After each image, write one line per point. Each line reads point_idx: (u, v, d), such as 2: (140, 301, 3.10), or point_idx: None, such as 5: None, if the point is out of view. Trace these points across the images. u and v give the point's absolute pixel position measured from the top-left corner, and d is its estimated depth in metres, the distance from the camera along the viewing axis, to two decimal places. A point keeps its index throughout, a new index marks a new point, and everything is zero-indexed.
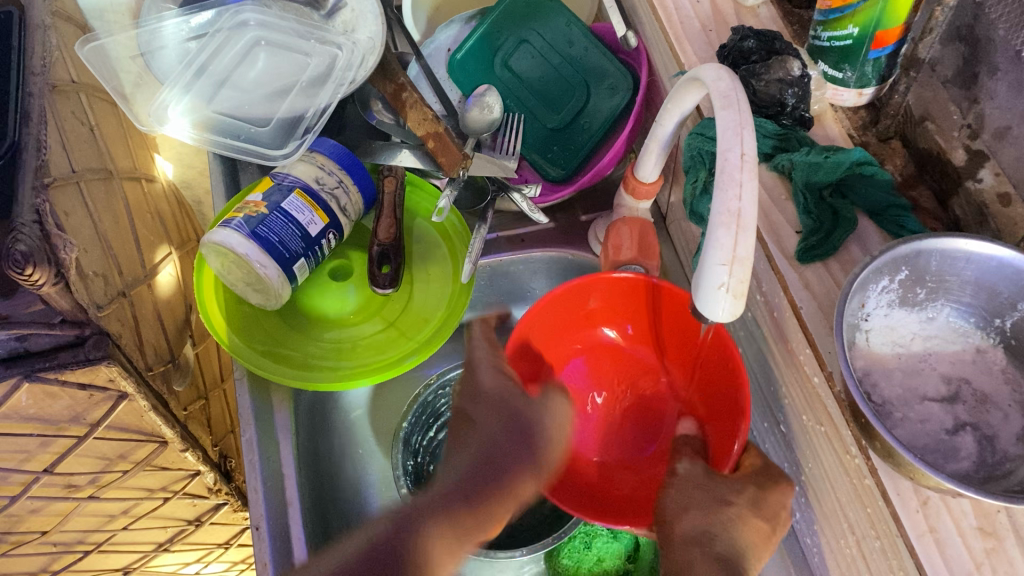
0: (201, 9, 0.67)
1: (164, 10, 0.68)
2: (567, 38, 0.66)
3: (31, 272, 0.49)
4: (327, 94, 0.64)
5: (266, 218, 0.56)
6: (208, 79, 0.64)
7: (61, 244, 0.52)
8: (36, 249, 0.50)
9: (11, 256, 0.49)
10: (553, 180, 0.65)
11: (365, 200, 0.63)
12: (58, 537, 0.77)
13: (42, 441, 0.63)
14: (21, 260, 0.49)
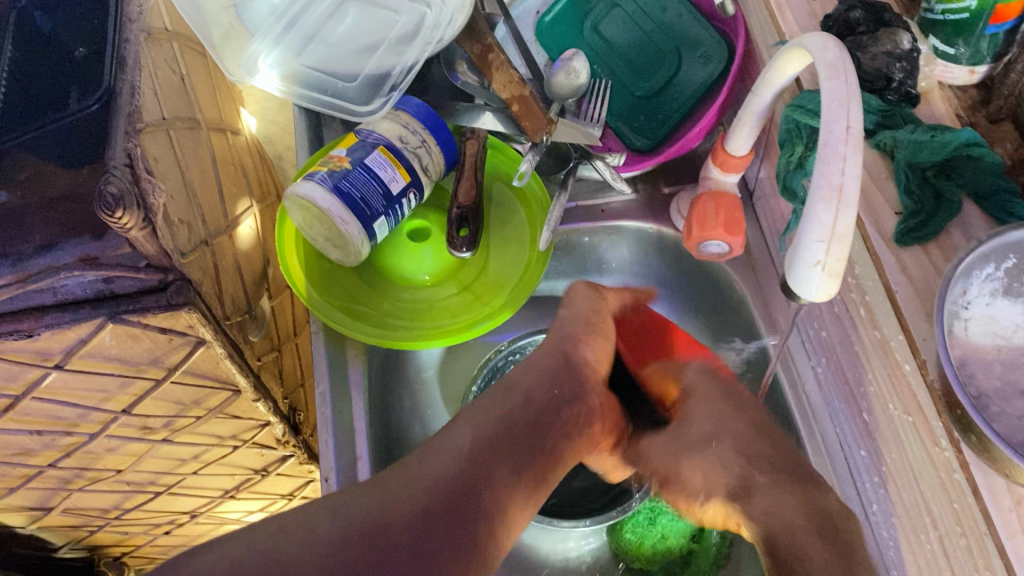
0: None
1: None
2: (661, 4, 0.65)
3: (120, 215, 0.51)
4: (414, 52, 0.64)
5: (350, 173, 0.57)
6: (298, 33, 0.65)
7: (150, 188, 0.53)
8: (127, 193, 0.51)
9: (103, 197, 0.50)
10: (638, 150, 0.63)
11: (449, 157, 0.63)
12: (132, 476, 0.82)
13: (122, 382, 0.65)
14: (113, 202, 0.50)
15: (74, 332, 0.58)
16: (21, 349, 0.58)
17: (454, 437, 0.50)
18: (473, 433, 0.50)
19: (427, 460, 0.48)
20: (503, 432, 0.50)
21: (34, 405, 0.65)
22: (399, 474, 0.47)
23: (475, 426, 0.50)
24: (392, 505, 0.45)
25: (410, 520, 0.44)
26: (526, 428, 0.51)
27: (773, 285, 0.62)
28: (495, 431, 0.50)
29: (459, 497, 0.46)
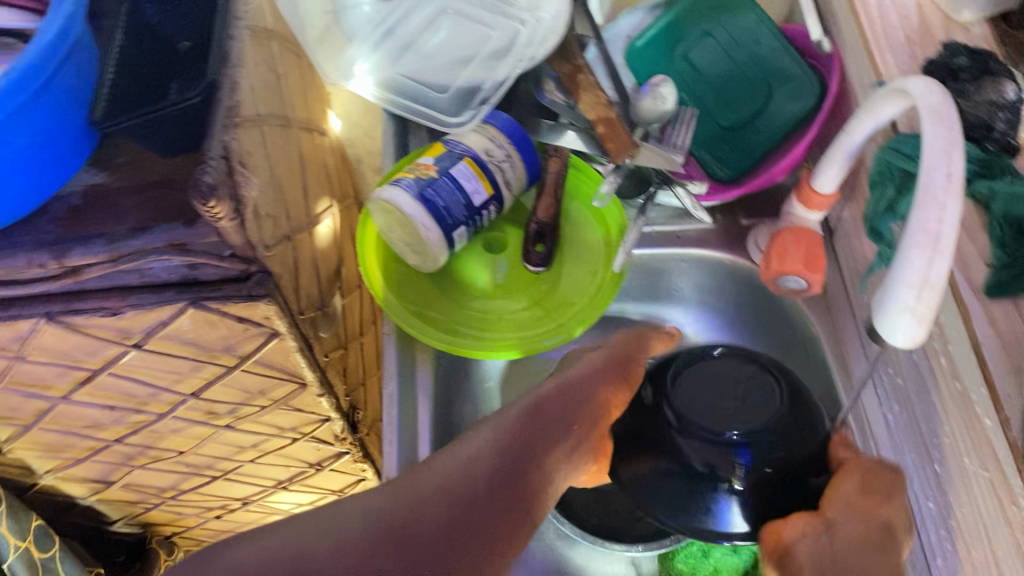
0: None
1: None
2: (755, 36, 0.65)
3: (213, 205, 0.52)
4: (507, 68, 0.63)
5: (435, 181, 0.58)
6: (395, 43, 0.67)
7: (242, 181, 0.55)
8: (220, 183, 0.53)
9: (199, 186, 0.52)
10: (720, 181, 0.64)
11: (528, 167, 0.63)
12: (192, 459, 0.84)
13: (195, 366, 0.67)
14: (207, 192, 0.52)
15: (156, 313, 0.60)
16: (104, 325, 0.61)
17: (476, 442, 0.50)
18: (500, 441, 0.50)
19: (457, 467, 0.49)
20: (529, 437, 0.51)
21: (109, 380, 0.68)
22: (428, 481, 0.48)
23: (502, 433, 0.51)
24: (420, 514, 0.47)
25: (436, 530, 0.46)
26: (552, 436, 0.51)
27: (846, 324, 0.61)
28: (517, 437, 0.50)
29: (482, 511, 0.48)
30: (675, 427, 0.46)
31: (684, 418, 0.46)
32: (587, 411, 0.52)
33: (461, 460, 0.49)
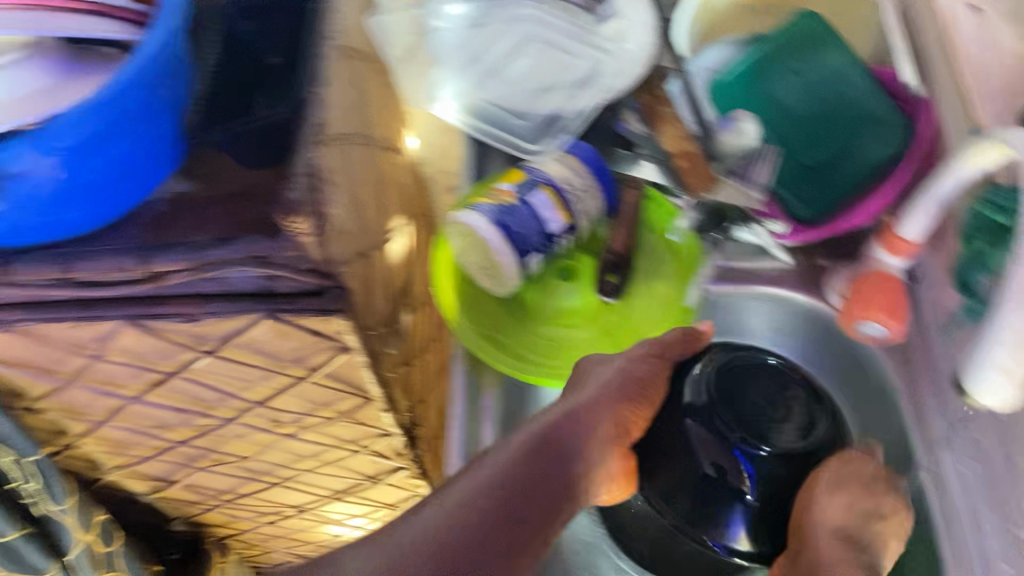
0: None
1: None
2: (840, 75, 0.71)
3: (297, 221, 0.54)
4: (587, 99, 0.72)
5: (514, 208, 0.58)
6: (481, 68, 0.73)
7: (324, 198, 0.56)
8: (305, 201, 0.55)
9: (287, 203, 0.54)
10: (803, 219, 0.69)
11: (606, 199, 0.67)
12: (253, 464, 0.85)
13: (264, 375, 0.69)
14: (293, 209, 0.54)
15: (231, 321, 0.61)
16: (180, 330, 0.62)
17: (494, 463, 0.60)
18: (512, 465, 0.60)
19: (477, 495, 0.58)
20: (545, 457, 0.60)
21: (180, 383, 0.69)
22: (443, 528, 0.56)
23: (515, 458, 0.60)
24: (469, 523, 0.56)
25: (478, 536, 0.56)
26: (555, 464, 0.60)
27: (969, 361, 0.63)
28: (523, 462, 0.60)
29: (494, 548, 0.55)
30: (695, 439, 0.63)
31: (702, 441, 0.62)
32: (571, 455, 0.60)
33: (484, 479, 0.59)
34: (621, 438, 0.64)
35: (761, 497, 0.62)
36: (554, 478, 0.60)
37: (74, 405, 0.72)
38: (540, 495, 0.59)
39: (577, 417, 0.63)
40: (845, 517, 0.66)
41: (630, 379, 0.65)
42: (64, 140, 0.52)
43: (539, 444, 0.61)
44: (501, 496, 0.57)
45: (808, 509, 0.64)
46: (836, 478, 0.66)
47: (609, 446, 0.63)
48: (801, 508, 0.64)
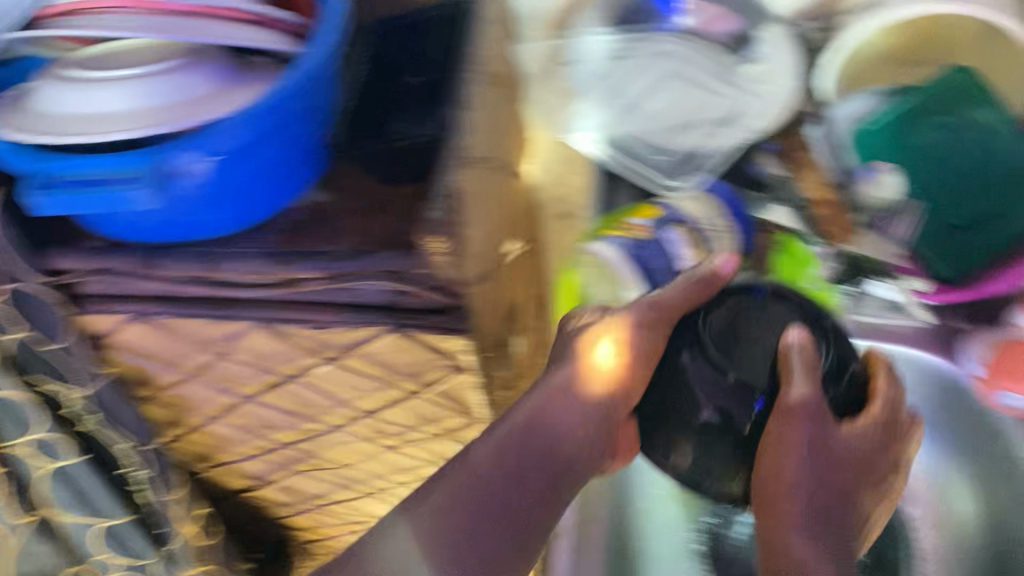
0: (628, 26, 0.73)
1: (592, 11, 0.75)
2: (995, 132, 0.67)
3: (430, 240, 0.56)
4: (722, 138, 0.73)
5: (646, 243, 0.71)
6: (622, 101, 0.75)
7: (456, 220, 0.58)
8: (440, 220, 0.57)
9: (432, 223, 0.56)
10: (943, 279, 0.71)
11: (745, 242, 0.72)
12: (350, 473, 0.87)
13: (376, 386, 0.70)
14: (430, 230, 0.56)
15: (356, 330, 0.62)
16: (307, 335, 0.64)
17: (480, 450, 0.61)
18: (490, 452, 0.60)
19: (467, 494, 0.59)
20: (528, 448, 0.61)
21: (294, 386, 0.71)
22: (443, 515, 0.58)
23: (491, 445, 0.61)
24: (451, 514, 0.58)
25: (467, 526, 0.58)
26: (531, 448, 0.61)
27: None
28: (505, 448, 0.60)
29: (503, 526, 0.59)
30: (693, 377, 0.58)
31: (699, 380, 0.57)
32: (542, 437, 0.61)
33: (463, 471, 0.60)
34: (603, 425, 0.63)
35: (749, 440, 0.57)
36: (545, 462, 0.61)
37: (188, 399, 0.74)
38: (540, 483, 0.61)
39: (561, 409, 0.62)
40: (823, 476, 0.54)
41: (629, 365, 0.62)
42: (225, 143, 0.55)
43: (503, 443, 0.61)
44: (483, 495, 0.59)
45: (776, 467, 0.54)
46: (797, 414, 0.54)
47: (593, 426, 0.62)
48: (766, 460, 0.55)
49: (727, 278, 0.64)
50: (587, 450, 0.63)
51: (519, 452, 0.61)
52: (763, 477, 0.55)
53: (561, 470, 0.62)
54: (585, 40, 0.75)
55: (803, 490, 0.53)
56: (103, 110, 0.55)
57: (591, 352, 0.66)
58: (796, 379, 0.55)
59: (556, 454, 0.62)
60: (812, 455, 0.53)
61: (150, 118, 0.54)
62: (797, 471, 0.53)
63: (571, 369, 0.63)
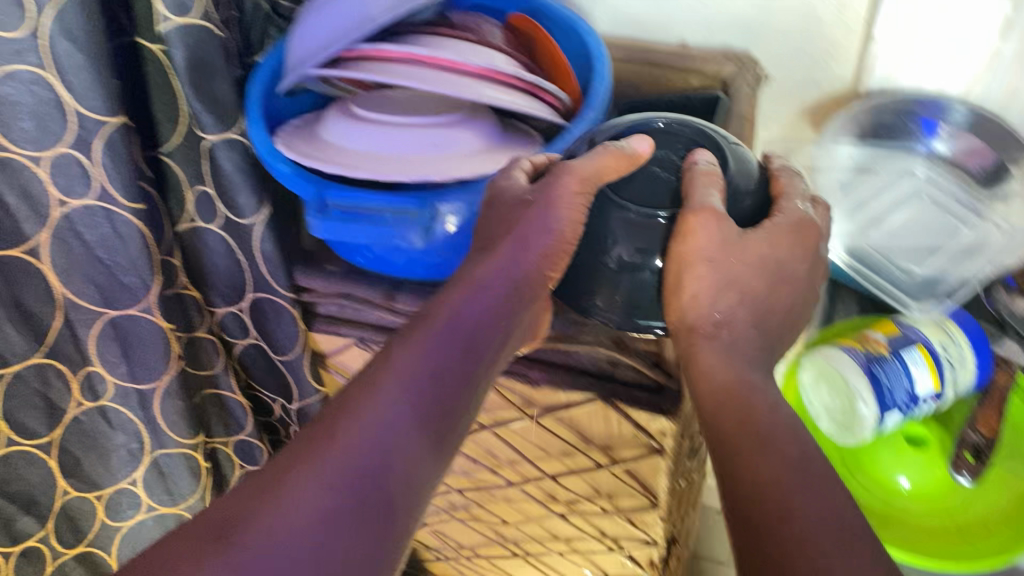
0: (878, 143, 0.74)
1: (850, 117, 0.72)
2: None
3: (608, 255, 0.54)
4: (976, 268, 0.69)
5: (887, 360, 0.61)
6: (866, 216, 0.72)
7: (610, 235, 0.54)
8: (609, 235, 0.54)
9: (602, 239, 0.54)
10: None
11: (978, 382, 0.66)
12: (508, 530, 0.87)
13: (564, 450, 0.70)
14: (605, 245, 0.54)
15: (563, 393, 0.63)
16: (515, 389, 0.65)
17: (417, 351, 0.48)
18: (448, 338, 0.49)
19: (411, 382, 0.47)
20: (416, 346, 0.48)
21: (487, 434, 0.72)
22: (341, 462, 0.43)
23: (425, 339, 0.49)
24: (377, 434, 0.44)
25: (392, 443, 0.44)
26: (468, 347, 0.50)
27: None
28: (437, 352, 0.48)
29: (413, 436, 0.45)
30: (612, 231, 0.54)
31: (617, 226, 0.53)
32: (478, 333, 0.51)
33: (409, 370, 0.47)
34: (516, 293, 0.54)
35: (637, 264, 0.53)
36: (442, 358, 0.48)
37: None
38: (447, 393, 0.47)
39: (482, 288, 0.52)
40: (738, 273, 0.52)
41: (549, 229, 0.53)
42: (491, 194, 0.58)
43: (380, 363, 0.48)
44: (383, 419, 0.45)
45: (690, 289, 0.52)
46: (698, 225, 0.50)
47: (503, 318, 0.52)
48: (669, 278, 0.52)
49: (649, 162, 0.55)
50: (487, 330, 0.51)
51: (466, 343, 0.50)
52: (680, 306, 0.52)
53: (470, 374, 0.49)
54: (839, 154, 0.74)
55: (716, 308, 0.52)
56: (386, 152, 0.59)
57: (515, 242, 0.54)
58: (702, 192, 0.51)
59: (492, 344, 0.51)
60: (712, 264, 0.50)
61: (430, 164, 0.57)
62: (696, 282, 0.51)
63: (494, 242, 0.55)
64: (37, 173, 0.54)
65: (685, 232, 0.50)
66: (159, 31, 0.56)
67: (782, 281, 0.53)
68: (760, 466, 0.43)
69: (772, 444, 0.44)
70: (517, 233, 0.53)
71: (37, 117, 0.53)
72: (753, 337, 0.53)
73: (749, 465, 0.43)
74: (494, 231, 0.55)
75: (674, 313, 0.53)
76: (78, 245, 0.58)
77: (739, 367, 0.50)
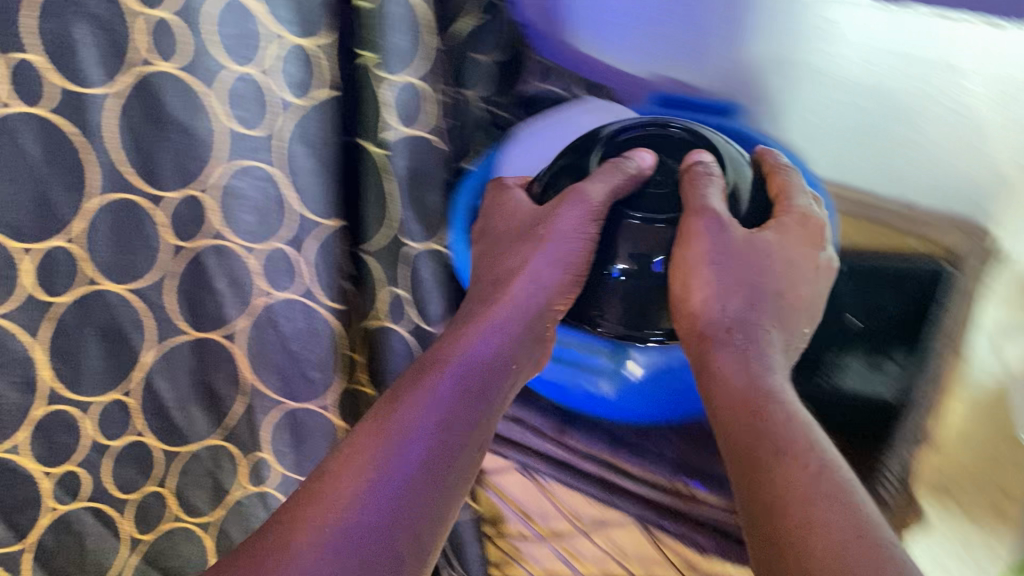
0: None
1: None
2: None
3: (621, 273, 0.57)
4: None
5: None
6: None
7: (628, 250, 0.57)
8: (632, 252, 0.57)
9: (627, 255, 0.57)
10: None
11: None
12: None
13: None
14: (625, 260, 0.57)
15: (734, 566, 0.58)
16: (681, 552, 0.60)
17: (430, 399, 0.50)
18: (455, 392, 0.51)
19: (423, 434, 0.48)
20: (431, 398, 0.50)
21: None
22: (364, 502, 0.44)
23: (435, 383, 0.51)
24: (360, 458, 0.47)
25: (407, 485, 0.46)
26: (478, 394, 0.52)
27: None
28: (452, 398, 0.51)
29: (422, 482, 0.46)
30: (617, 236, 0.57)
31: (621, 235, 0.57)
32: (489, 385, 0.53)
33: (407, 417, 0.49)
34: (531, 329, 0.58)
35: (638, 269, 0.56)
36: (452, 410, 0.50)
37: (522, 550, 0.73)
38: (455, 439, 0.49)
39: (492, 332, 0.56)
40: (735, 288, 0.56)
41: (559, 261, 0.59)
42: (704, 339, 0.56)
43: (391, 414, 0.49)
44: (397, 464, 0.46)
45: (686, 287, 0.55)
46: (699, 228, 0.54)
47: (517, 357, 0.56)
48: (674, 287, 0.56)
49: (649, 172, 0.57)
50: (498, 374, 0.54)
51: (472, 390, 0.52)
52: (689, 311, 0.55)
53: (479, 421, 0.51)
54: None
55: (709, 308, 0.55)
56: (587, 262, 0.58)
57: (529, 279, 0.59)
58: (708, 195, 0.55)
59: (498, 387, 0.54)
60: (718, 262, 0.55)
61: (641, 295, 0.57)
62: (701, 286, 0.55)
63: (507, 263, 0.61)
64: (247, 261, 0.56)
65: (686, 236, 0.55)
66: (382, 138, 0.58)
67: (751, 267, 0.56)
68: (782, 482, 0.43)
69: (787, 458, 0.44)
70: (529, 262, 0.60)
71: (259, 211, 0.54)
72: (762, 336, 0.54)
73: (761, 474, 0.44)
74: (501, 266, 0.61)
75: (685, 323, 0.55)
76: (273, 335, 0.58)
77: (754, 372, 0.51)
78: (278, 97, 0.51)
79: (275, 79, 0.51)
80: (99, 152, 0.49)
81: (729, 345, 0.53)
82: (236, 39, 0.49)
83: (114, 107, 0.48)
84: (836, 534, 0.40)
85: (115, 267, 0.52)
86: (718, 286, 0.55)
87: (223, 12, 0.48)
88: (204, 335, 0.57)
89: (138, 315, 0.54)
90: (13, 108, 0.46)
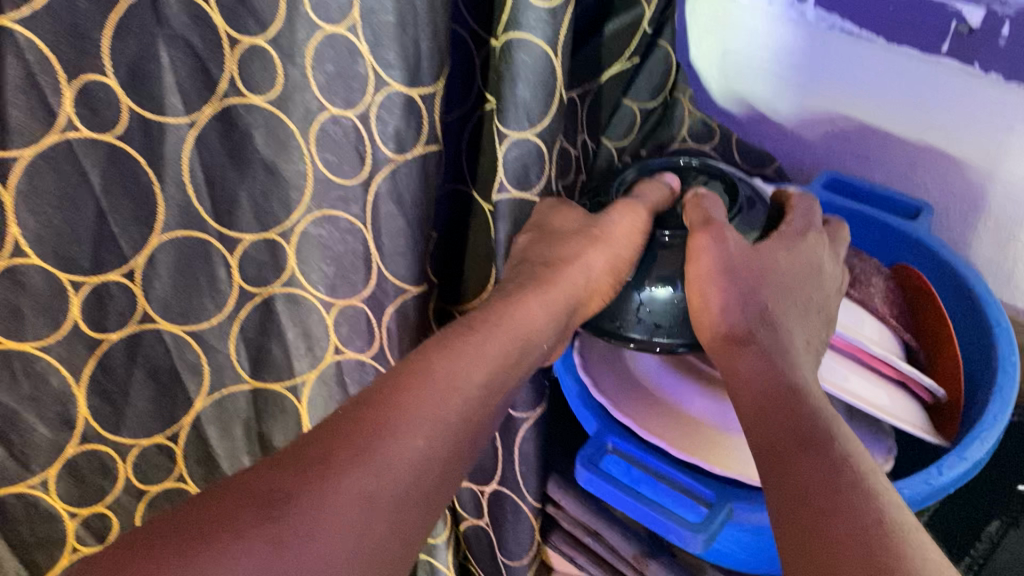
0: None
1: None
2: None
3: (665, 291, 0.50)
4: None
5: None
6: None
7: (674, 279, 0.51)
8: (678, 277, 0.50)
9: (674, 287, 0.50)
10: None
11: None
12: None
13: None
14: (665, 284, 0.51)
15: None
16: None
17: (475, 352, 0.44)
18: (497, 347, 0.45)
19: (454, 390, 0.42)
20: (473, 357, 0.43)
21: None
22: (399, 457, 0.37)
23: (483, 337, 0.44)
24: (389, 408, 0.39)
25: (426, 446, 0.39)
26: (516, 358, 0.46)
27: None
28: (491, 359, 0.44)
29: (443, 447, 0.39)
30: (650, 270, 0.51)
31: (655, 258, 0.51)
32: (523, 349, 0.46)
33: (447, 365, 0.42)
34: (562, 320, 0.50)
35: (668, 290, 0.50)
36: (492, 365, 0.44)
37: None
38: (482, 407, 0.43)
39: (533, 298, 0.48)
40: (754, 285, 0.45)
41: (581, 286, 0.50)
42: None
43: (423, 359, 0.42)
44: (430, 407, 0.40)
45: (704, 297, 0.46)
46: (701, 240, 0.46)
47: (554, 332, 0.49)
48: (693, 296, 0.46)
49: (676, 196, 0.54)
50: (531, 349, 0.47)
51: (512, 354, 0.46)
52: (704, 320, 0.46)
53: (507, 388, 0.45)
54: None
55: (726, 311, 0.45)
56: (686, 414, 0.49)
57: (553, 286, 0.49)
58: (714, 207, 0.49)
59: (532, 355, 0.47)
60: (730, 276, 0.45)
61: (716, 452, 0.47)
62: (717, 294, 0.45)
63: (560, 248, 0.50)
64: (322, 317, 0.52)
65: (690, 254, 0.46)
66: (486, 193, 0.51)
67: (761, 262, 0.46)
68: (802, 474, 0.35)
69: (813, 449, 0.36)
70: (583, 256, 0.49)
71: (339, 265, 0.50)
72: (785, 334, 0.44)
73: (801, 461, 0.35)
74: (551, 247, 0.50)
75: (705, 335, 0.46)
76: (338, 392, 0.55)
77: (781, 368, 0.41)
78: (372, 148, 0.46)
79: (372, 131, 0.45)
80: (168, 184, 0.44)
81: (756, 347, 0.43)
82: (333, 78, 0.44)
83: (191, 139, 0.43)
84: (848, 521, 0.32)
85: (173, 305, 0.47)
86: (732, 276, 0.45)
87: (324, 47, 0.43)
88: (264, 385, 0.54)
89: (191, 356, 0.50)
90: (75, 133, 0.39)
